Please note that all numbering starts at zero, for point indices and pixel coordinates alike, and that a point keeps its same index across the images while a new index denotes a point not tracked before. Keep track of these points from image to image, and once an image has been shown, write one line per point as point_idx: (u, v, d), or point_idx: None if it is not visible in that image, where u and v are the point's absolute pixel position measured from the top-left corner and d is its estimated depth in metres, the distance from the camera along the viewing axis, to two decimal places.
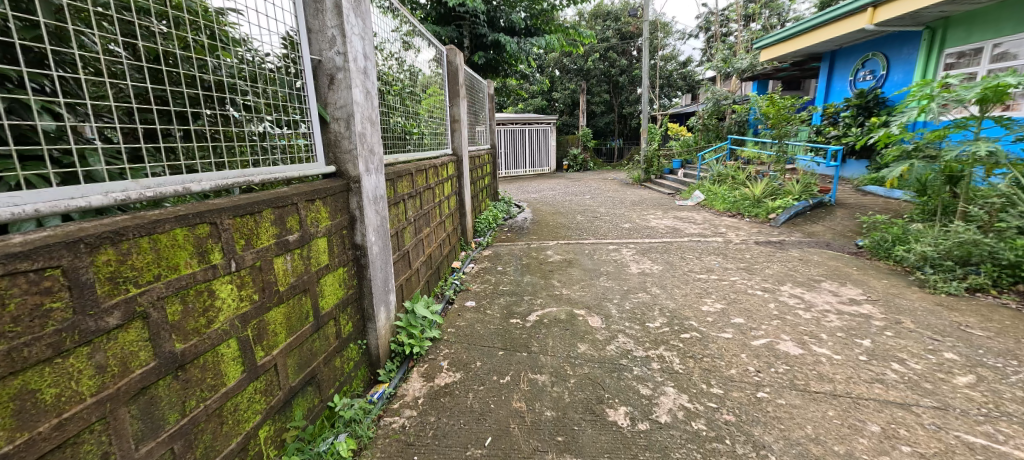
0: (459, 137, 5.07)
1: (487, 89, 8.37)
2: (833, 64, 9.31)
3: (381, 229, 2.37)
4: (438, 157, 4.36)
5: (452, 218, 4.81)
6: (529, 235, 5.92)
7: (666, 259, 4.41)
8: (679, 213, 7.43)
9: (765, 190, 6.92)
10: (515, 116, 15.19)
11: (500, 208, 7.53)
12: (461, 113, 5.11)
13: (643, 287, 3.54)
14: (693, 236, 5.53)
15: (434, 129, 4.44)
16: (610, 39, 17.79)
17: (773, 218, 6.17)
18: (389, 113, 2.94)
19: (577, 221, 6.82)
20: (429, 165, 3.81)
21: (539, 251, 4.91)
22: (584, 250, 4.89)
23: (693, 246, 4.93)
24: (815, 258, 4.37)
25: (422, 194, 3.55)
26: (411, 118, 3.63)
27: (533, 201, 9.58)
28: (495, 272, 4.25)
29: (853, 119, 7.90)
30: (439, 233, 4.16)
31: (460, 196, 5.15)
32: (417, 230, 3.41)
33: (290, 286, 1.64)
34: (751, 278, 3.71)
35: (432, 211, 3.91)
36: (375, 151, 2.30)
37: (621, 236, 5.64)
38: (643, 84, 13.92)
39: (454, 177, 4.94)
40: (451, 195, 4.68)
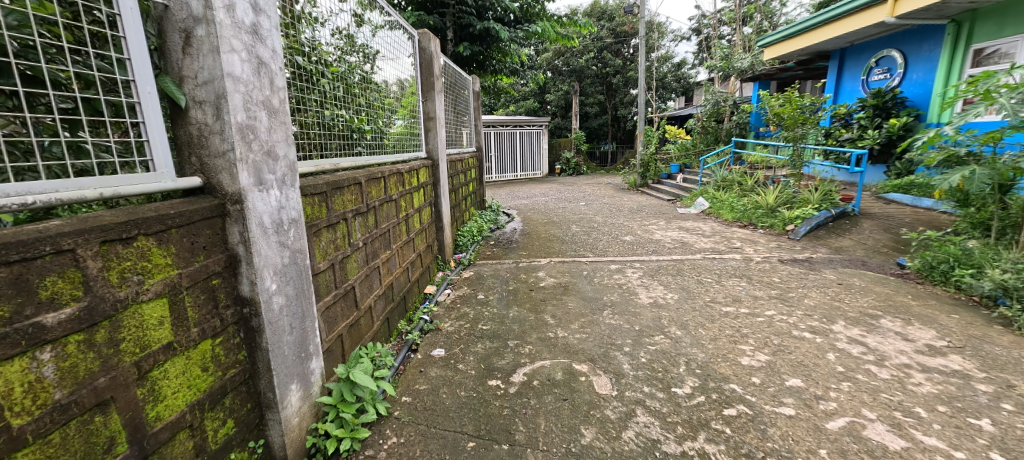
0: (435, 138, 4.28)
1: (472, 86, 7.57)
2: (842, 63, 8.59)
3: (291, 270, 1.59)
4: (405, 162, 3.58)
5: (426, 235, 4.04)
6: (518, 251, 5.15)
7: (681, 284, 3.67)
8: (684, 223, 6.73)
9: (779, 198, 6.23)
10: (506, 118, 14.46)
11: (486, 218, 6.75)
12: (438, 111, 4.31)
13: (660, 327, 2.78)
14: (706, 251, 4.81)
15: (402, 129, 3.64)
16: (604, 39, 17.17)
17: (792, 229, 5.48)
18: (320, 103, 2.17)
19: (572, 233, 6.08)
20: (391, 174, 3.03)
21: (529, 273, 4.14)
22: (581, 271, 4.14)
23: (709, 266, 4.20)
24: (856, 282, 3.66)
25: (377, 210, 2.76)
26: (366, 113, 2.83)
27: (523, 208, 8.84)
28: (473, 301, 3.47)
29: (869, 121, 7.18)
30: (405, 255, 3.39)
31: (435, 206, 4.38)
32: (368, 257, 2.61)
33: (47, 411, 0.91)
34: (792, 312, 2.97)
35: (395, 230, 3.14)
36: (279, 153, 1.53)
37: (622, 252, 4.91)
38: (639, 85, 13.26)
39: (429, 185, 4.17)
40: (423, 207, 3.91)
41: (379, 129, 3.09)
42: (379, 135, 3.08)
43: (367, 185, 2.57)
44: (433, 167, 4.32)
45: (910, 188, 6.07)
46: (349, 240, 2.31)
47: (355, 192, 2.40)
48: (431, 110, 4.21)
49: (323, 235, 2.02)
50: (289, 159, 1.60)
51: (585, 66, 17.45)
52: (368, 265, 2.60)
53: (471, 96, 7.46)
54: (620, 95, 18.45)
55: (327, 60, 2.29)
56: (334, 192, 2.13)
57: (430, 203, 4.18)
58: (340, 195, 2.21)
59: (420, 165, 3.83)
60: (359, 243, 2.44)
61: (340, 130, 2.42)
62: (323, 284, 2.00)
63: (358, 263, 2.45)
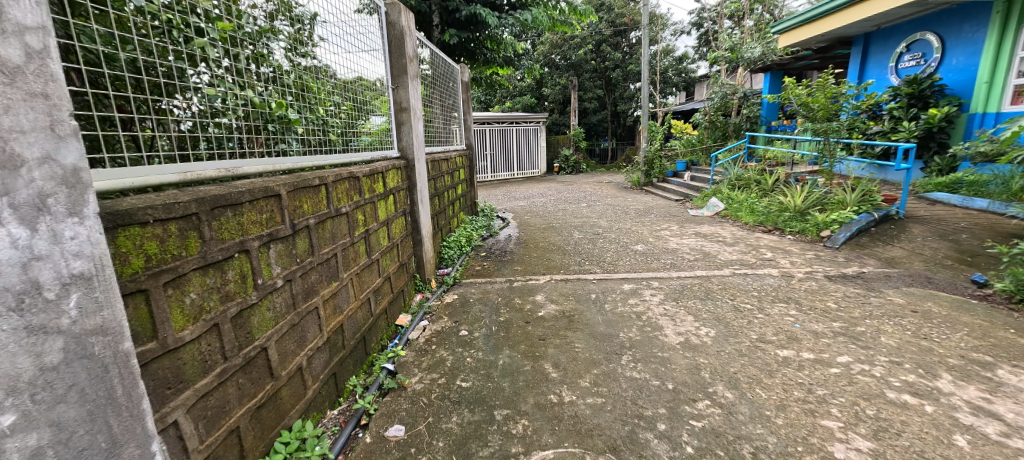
0: (410, 133, 3.50)
1: (461, 75, 6.75)
2: (867, 49, 7.81)
3: (67, 368, 0.87)
4: (365, 161, 2.81)
5: (399, 252, 3.30)
6: (512, 266, 4.38)
7: (716, 314, 2.91)
8: (699, 227, 6.01)
9: (808, 199, 5.50)
10: (501, 114, 13.67)
11: (478, 224, 6.01)
12: (413, 101, 3.52)
13: (701, 387, 2.03)
14: (733, 264, 4.06)
15: (360, 121, 2.86)
16: (603, 31, 16.34)
17: (829, 235, 4.75)
18: (187, 76, 1.41)
19: (574, 241, 5.32)
20: (339, 179, 2.27)
21: (524, 297, 3.38)
22: (588, 295, 3.37)
23: (744, 286, 3.44)
24: (932, 307, 2.94)
25: (315, 231, 2.01)
26: (299, 96, 2.05)
27: (519, 211, 8.08)
28: (452, 340, 2.71)
29: (904, 111, 6.43)
30: (365, 282, 2.64)
31: (410, 214, 3.63)
32: (299, 298, 1.86)
33: None
34: (873, 360, 2.23)
35: (348, 252, 2.38)
36: (25, 153, 0.79)
37: (635, 266, 4.14)
38: (643, 77, 12.46)
39: (402, 191, 3.41)
40: (393, 219, 3.16)
41: (324, 120, 2.31)
42: (324, 128, 2.31)
43: (293, 197, 1.82)
44: (408, 169, 3.55)
45: (957, 186, 5.37)
46: (257, 282, 1.57)
47: (269, 210, 1.67)
48: (403, 98, 3.42)
49: (191, 283, 1.28)
50: (65, 165, 0.86)
51: (583, 60, 16.63)
52: (298, 310, 1.84)
53: (459, 87, 6.65)
54: (620, 90, 17.70)
55: (213, 12, 1.52)
56: (218, 214, 1.38)
57: (403, 211, 3.41)
58: (234, 216, 1.47)
59: (388, 167, 3.06)
60: (277, 282, 1.69)
61: (238, 118, 1.64)
62: (191, 360, 1.27)
63: (275, 314, 1.69)
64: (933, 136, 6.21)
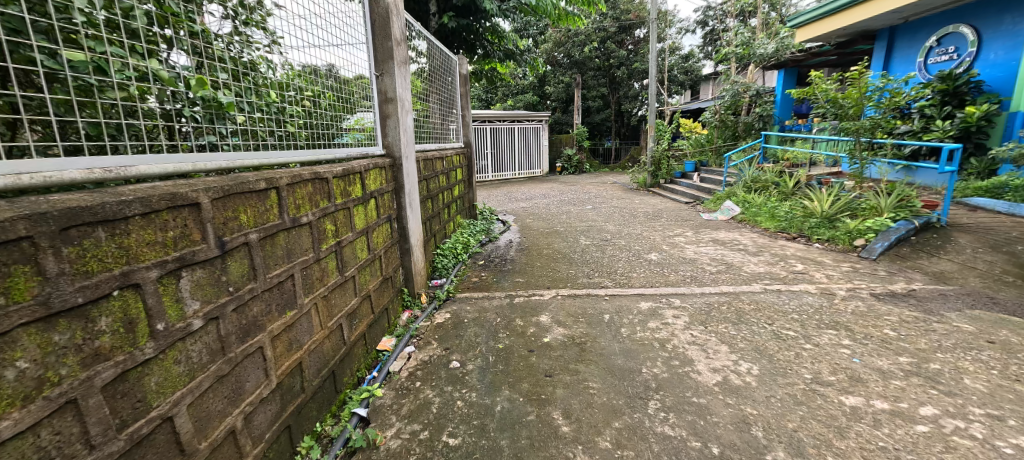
0: (397, 127, 3.03)
1: (459, 68, 6.25)
2: (892, 44, 7.36)
3: None
4: (337, 159, 2.34)
5: (381, 265, 2.84)
6: (512, 278, 3.91)
7: (754, 343, 2.44)
8: (716, 233, 5.55)
9: (836, 204, 5.05)
10: (502, 112, 13.19)
11: (476, 228, 5.57)
12: (401, 91, 3.06)
13: (756, 453, 1.58)
14: (763, 278, 3.60)
15: (333, 112, 2.41)
16: (608, 28, 15.79)
17: (863, 244, 4.30)
18: (32, 34, 0.96)
19: (580, 248, 4.86)
20: (297, 181, 1.81)
21: (525, 318, 2.92)
22: (600, 316, 2.91)
23: (781, 307, 2.97)
24: (1011, 337, 2.47)
25: (258, 249, 1.55)
26: (242, 74, 1.59)
27: (520, 213, 7.63)
28: (440, 375, 2.26)
29: (937, 109, 5.97)
30: (336, 305, 2.19)
31: (397, 220, 3.17)
32: (231, 340, 1.41)
33: None
34: (968, 414, 1.77)
35: (310, 271, 1.92)
36: None
37: (651, 279, 3.67)
38: (651, 71, 11.85)
39: (386, 193, 2.95)
40: (374, 226, 2.70)
41: (281, 108, 1.85)
42: (282, 116, 1.86)
43: (219, 206, 1.37)
44: (394, 169, 3.09)
45: (1000, 191, 4.91)
46: (153, 328, 1.12)
47: (179, 224, 1.22)
48: (388, 87, 2.96)
49: (17, 348, 0.85)
50: None
51: (587, 57, 16.11)
52: (228, 356, 1.40)
53: (458, 80, 6.14)
54: (624, 88, 17.20)
55: None
56: (77, 236, 0.95)
57: (387, 217, 2.95)
58: (111, 237, 1.02)
59: (368, 166, 2.60)
60: (192, 324, 1.24)
61: (136, 99, 1.19)
62: None
63: (189, 368, 1.25)
64: (970, 136, 5.74)
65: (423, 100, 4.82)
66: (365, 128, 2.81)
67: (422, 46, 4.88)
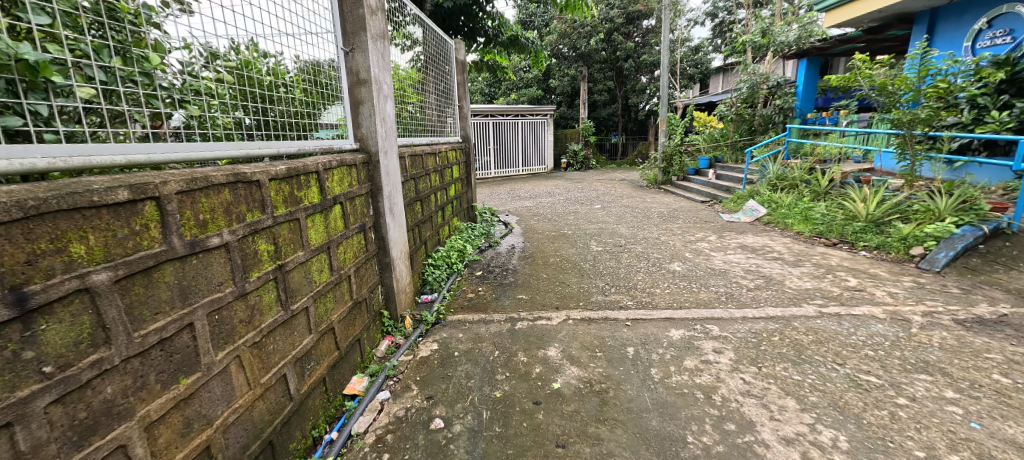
0: (373, 116, 2.46)
1: (456, 53, 5.56)
2: (933, 27, 6.77)
3: None
4: (284, 154, 1.78)
5: (350, 286, 2.26)
6: (513, 292, 3.34)
7: (830, 395, 1.88)
8: (743, 237, 4.96)
9: (884, 206, 4.49)
10: (505, 106, 12.58)
11: (476, 231, 5.02)
12: (378, 72, 2.50)
13: None
14: (813, 297, 3.02)
15: (281, 94, 1.85)
16: (615, 19, 15.04)
17: (922, 255, 3.75)
18: None
19: (591, 256, 4.29)
20: (199, 186, 1.25)
21: (531, 352, 2.36)
22: (623, 350, 2.35)
23: (849, 339, 2.39)
24: None
25: (114, 297, 1.00)
26: (93, 23, 1.06)
27: (524, 213, 7.06)
28: (416, 443, 1.72)
29: (992, 99, 5.27)
30: (276, 352, 1.61)
31: (374, 230, 2.61)
32: (47, 452, 0.88)
33: None
34: None
35: (227, 313, 1.36)
36: None
37: (678, 297, 3.09)
38: (663, 60, 11.08)
39: (358, 197, 2.39)
40: (339, 239, 2.13)
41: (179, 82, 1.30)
42: (181, 94, 1.30)
43: (13, 237, 0.83)
44: (369, 167, 2.53)
45: None
46: None
47: None
48: (359, 66, 2.38)
49: None
50: None
51: (593, 50, 15.39)
52: None
53: (455, 68, 5.48)
54: (631, 81, 16.51)
55: None
56: None
57: (360, 226, 2.40)
58: None
59: (329, 165, 2.04)
60: None
61: None
62: None
63: None
64: None
65: (417, 91, 4.25)
66: (328, 117, 2.25)
67: (416, 32, 4.31)
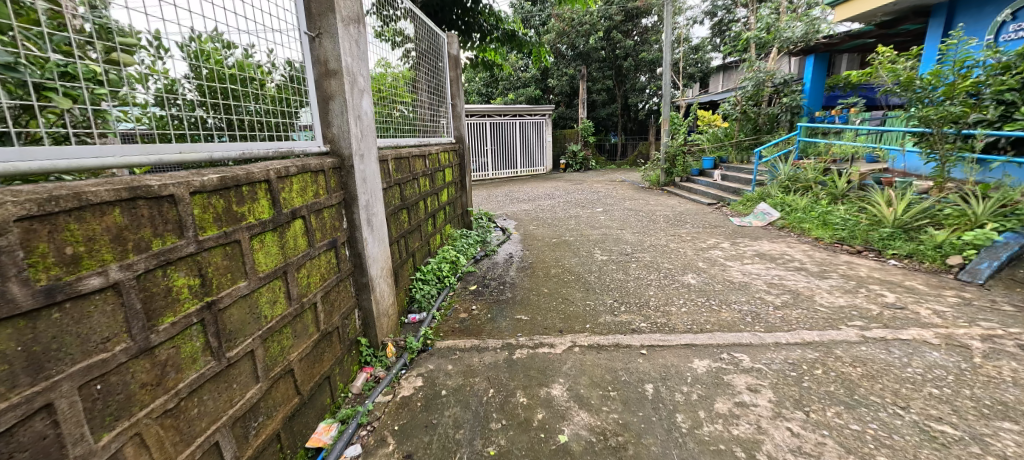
0: (346, 112, 2.09)
1: (449, 47, 5.12)
2: (952, 20, 6.44)
3: None
4: (228, 159, 1.45)
5: (315, 315, 1.88)
6: (510, 311, 2.97)
7: (901, 454, 1.53)
8: (758, 244, 4.61)
9: (911, 210, 4.16)
10: (502, 106, 12.21)
11: (471, 239, 4.67)
12: (352, 62, 2.13)
13: None
14: (851, 317, 2.67)
15: (230, 85, 1.54)
16: (613, 17, 14.68)
17: (962, 265, 3.41)
18: None
19: (595, 267, 3.93)
20: (65, 207, 0.91)
21: (532, 391, 2.00)
22: (641, 387, 2.00)
23: (905, 373, 2.04)
24: None
25: None
26: None
27: (522, 218, 6.70)
28: None
29: None
30: (202, 416, 1.24)
31: (349, 245, 2.24)
32: None
33: None
34: None
35: (120, 379, 1.01)
36: None
37: (697, 318, 2.73)
38: (666, 58, 10.72)
39: (327, 209, 2.02)
40: (302, 260, 1.76)
41: (51, 64, 1.02)
42: (44, 80, 1.00)
43: None
44: (342, 173, 2.16)
45: None
46: None
47: None
48: (328, 54, 2.01)
49: None
50: None
51: (592, 48, 15.03)
52: None
53: (447, 64, 5.06)
54: (631, 80, 16.15)
55: None
56: None
57: (331, 243, 2.03)
58: None
59: (286, 171, 1.67)
60: None
61: None
62: None
63: None
64: None
65: (406, 89, 3.89)
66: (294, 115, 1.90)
67: (407, 28, 3.99)
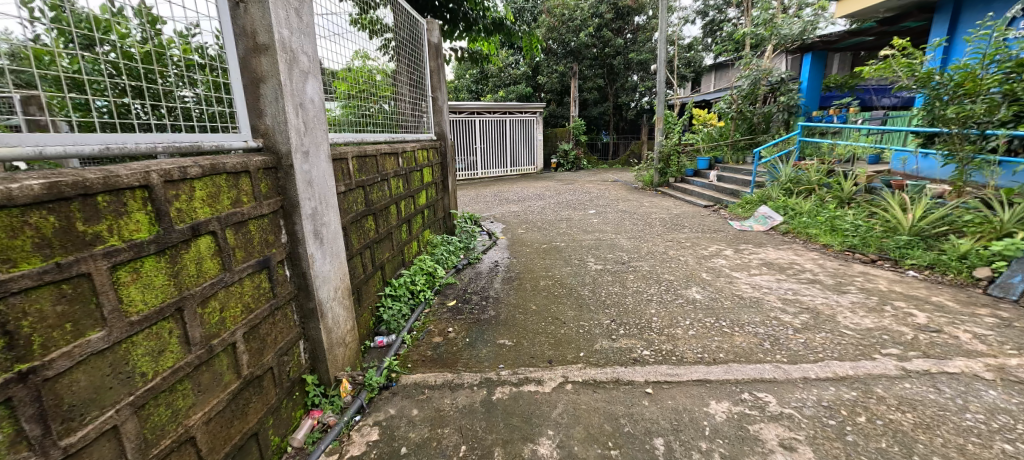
0: (283, 97, 1.66)
1: (429, 35, 4.64)
2: (958, 15, 6.17)
3: None
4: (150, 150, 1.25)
5: (232, 356, 1.45)
6: (492, 335, 2.56)
7: None
8: (764, 252, 4.26)
9: (928, 216, 3.85)
10: (491, 103, 11.78)
11: (453, 244, 4.26)
12: (290, 35, 1.70)
13: None
14: (885, 343, 2.31)
15: (150, 61, 1.29)
16: (604, 13, 14.32)
17: (993, 279, 3.08)
18: None
19: (588, 278, 3.54)
20: None
21: (512, 451, 1.60)
22: (648, 442, 1.61)
23: (964, 421, 1.69)
24: None
25: None
26: None
27: (511, 220, 6.31)
28: None
29: None
30: None
31: (289, 264, 1.82)
32: None
33: None
34: None
35: None
36: None
37: (708, 344, 2.35)
38: (659, 55, 10.38)
39: (255, 220, 1.59)
40: (209, 290, 1.34)
41: None
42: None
43: None
44: (278, 174, 1.73)
45: None
46: None
47: None
48: (256, 23, 1.59)
49: None
50: None
51: (583, 45, 14.66)
52: None
53: (428, 53, 4.60)
54: (623, 79, 15.82)
55: None
56: None
57: (261, 263, 1.61)
58: None
59: (182, 174, 1.25)
60: None
61: None
62: None
63: None
64: None
65: (381, 84, 3.48)
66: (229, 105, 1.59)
67: (386, 17, 3.61)
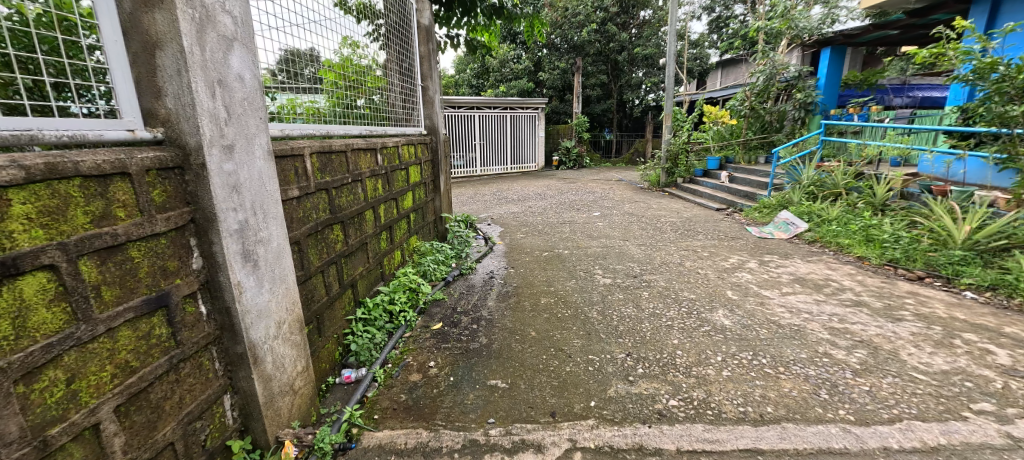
0: (187, 68, 1.20)
1: (418, 17, 4.13)
2: (999, 5, 5.68)
3: None
4: (30, 136, 0.93)
5: (91, 442, 1.01)
6: (480, 372, 2.10)
7: None
8: (793, 265, 3.78)
9: (983, 227, 3.39)
10: (491, 98, 11.27)
11: (443, 251, 3.79)
12: None
13: None
14: (974, 396, 1.84)
15: (9, 22, 0.96)
16: (609, 8, 13.79)
17: None
18: None
19: (595, 296, 3.06)
20: None
21: None
22: None
23: None
24: None
25: None
26: None
27: (509, 223, 5.83)
28: None
29: None
30: None
31: (206, 297, 1.36)
32: None
33: None
34: None
35: None
36: None
37: (749, 392, 1.88)
38: (668, 47, 9.79)
39: (142, 243, 1.14)
40: (41, 356, 0.91)
41: None
42: None
43: None
44: (184, 177, 1.27)
45: None
46: None
47: None
48: None
49: None
50: None
51: (586, 40, 14.14)
52: None
53: (417, 37, 4.08)
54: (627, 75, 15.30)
55: None
56: None
57: (152, 302, 1.16)
58: None
59: None
60: None
61: None
62: None
63: None
64: None
65: (370, 75, 3.05)
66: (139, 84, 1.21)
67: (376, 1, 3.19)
